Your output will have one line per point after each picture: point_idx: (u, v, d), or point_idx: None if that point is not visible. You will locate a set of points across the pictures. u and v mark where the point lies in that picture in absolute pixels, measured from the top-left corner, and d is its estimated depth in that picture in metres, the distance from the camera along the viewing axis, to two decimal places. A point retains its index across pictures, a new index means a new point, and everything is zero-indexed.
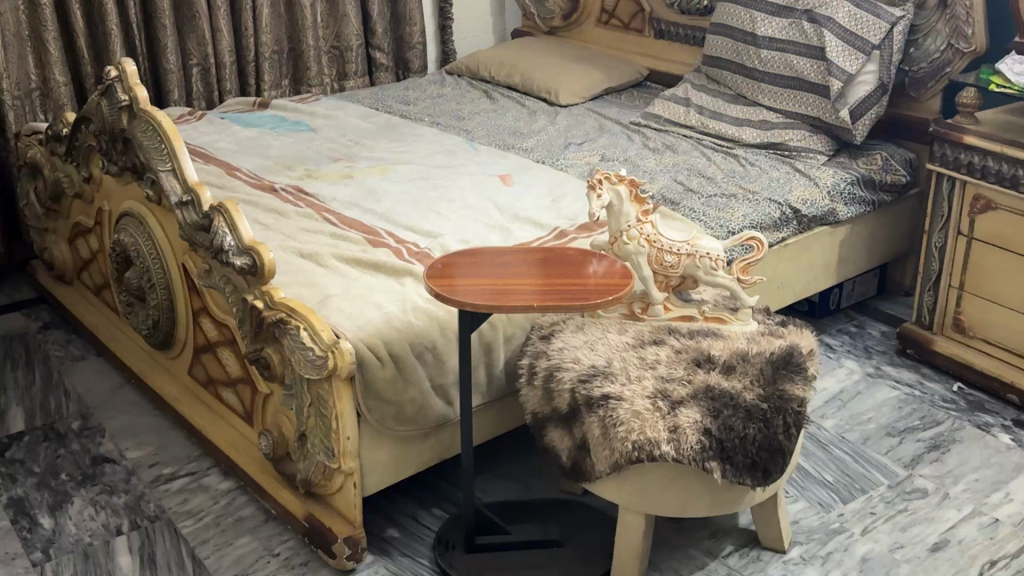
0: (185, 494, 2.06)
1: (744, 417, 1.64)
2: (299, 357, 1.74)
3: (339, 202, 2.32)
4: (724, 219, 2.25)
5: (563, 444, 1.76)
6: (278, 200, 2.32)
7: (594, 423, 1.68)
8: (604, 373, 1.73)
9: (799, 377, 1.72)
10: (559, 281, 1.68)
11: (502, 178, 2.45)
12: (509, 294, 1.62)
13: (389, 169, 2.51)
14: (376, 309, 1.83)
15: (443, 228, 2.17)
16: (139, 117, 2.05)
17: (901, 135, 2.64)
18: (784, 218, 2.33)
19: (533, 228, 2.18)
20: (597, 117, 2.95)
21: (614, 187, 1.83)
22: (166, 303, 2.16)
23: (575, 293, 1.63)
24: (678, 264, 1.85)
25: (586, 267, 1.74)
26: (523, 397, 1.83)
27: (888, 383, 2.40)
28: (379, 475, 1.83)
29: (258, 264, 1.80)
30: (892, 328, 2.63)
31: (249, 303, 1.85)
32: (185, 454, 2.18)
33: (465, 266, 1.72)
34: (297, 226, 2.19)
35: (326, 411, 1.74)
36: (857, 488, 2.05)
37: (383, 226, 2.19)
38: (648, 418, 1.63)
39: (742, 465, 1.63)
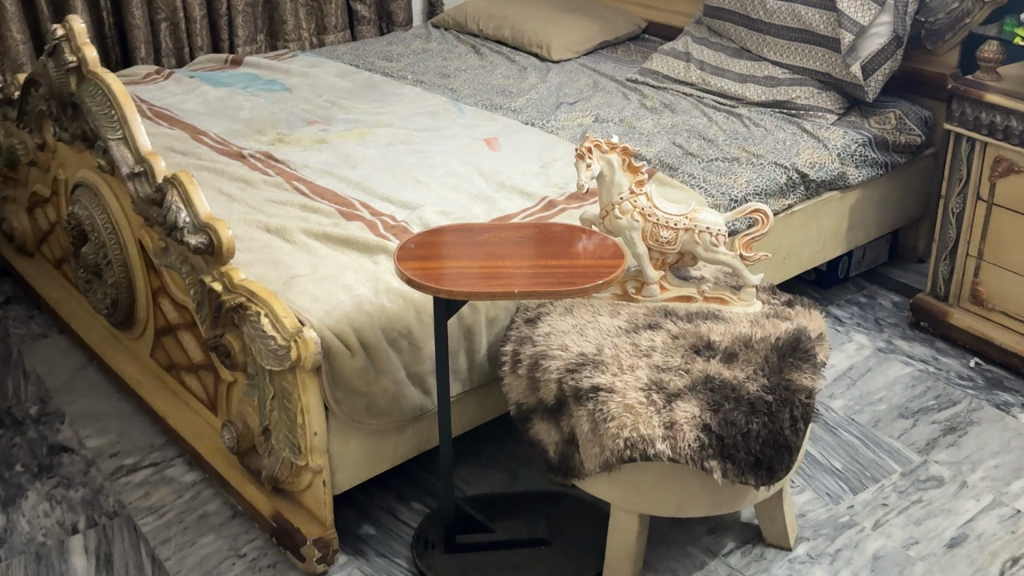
0: (147, 488, 1.92)
1: (746, 412, 1.49)
2: (260, 346, 1.59)
3: (311, 170, 2.15)
4: (726, 186, 2.09)
5: (550, 438, 1.61)
6: (245, 168, 2.16)
7: (584, 417, 1.53)
8: (594, 362, 1.58)
9: (808, 366, 1.56)
10: (550, 262, 1.52)
11: (488, 142, 2.28)
12: (497, 279, 1.46)
13: (366, 133, 2.34)
14: (346, 292, 1.68)
15: (422, 198, 2.01)
16: (89, 80, 1.89)
17: (915, 92, 2.46)
18: (791, 184, 2.17)
19: (519, 197, 2.01)
20: (591, 73, 2.77)
21: (606, 156, 1.68)
22: (124, 281, 2.01)
23: (566, 276, 1.47)
24: (676, 240, 1.69)
25: (577, 246, 1.58)
26: (506, 386, 1.68)
27: (901, 359, 2.24)
28: (351, 472, 1.68)
29: (216, 242, 1.67)
30: (905, 298, 2.47)
31: (207, 286, 1.71)
32: (149, 442, 2.04)
33: (448, 243, 1.56)
34: (265, 197, 2.03)
35: (291, 404, 1.59)
36: (868, 476, 1.90)
37: (357, 197, 2.02)
38: (641, 413, 1.49)
39: (745, 463, 1.48)
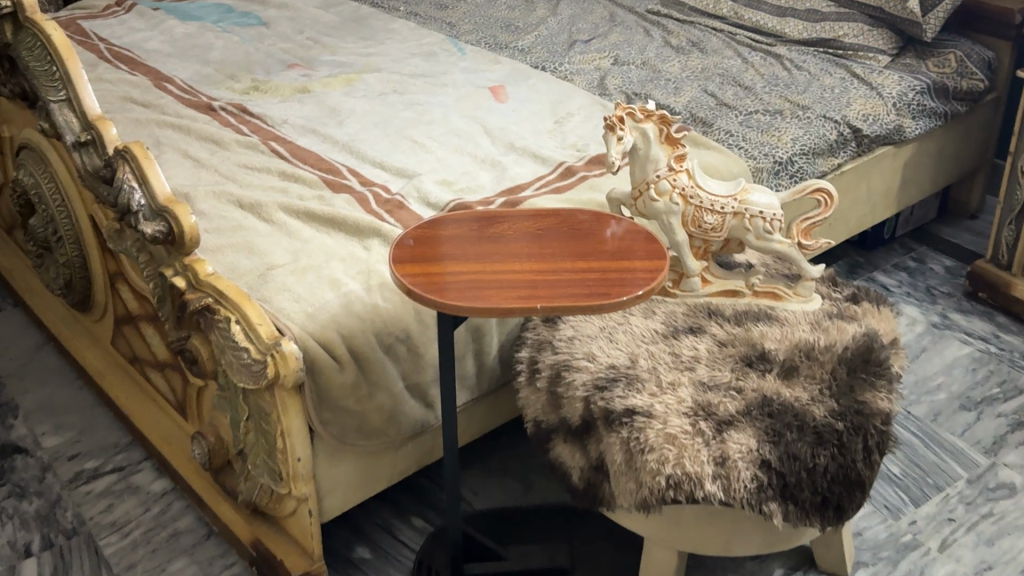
0: (110, 499, 1.69)
1: (812, 443, 1.25)
2: (231, 359, 1.34)
3: (292, 127, 1.87)
4: (769, 145, 1.83)
5: (574, 463, 1.37)
6: (215, 125, 1.88)
7: (616, 446, 1.29)
8: (627, 378, 1.33)
9: (883, 383, 1.32)
10: (574, 262, 1.25)
11: (493, 91, 2.00)
12: (510, 287, 1.20)
13: (355, 80, 2.06)
14: (332, 289, 1.42)
15: (419, 163, 1.74)
16: (25, 29, 1.60)
17: (977, 29, 2.16)
18: (841, 141, 1.90)
19: (531, 162, 1.74)
20: (606, 5, 2.48)
21: (639, 126, 1.40)
22: (78, 260, 1.75)
23: (594, 283, 1.21)
24: (722, 225, 1.42)
25: (609, 237, 1.31)
26: (521, 400, 1.43)
27: (958, 338, 2.00)
28: (342, 497, 1.45)
29: (176, 230, 1.41)
30: (958, 262, 2.22)
31: (168, 280, 1.45)
32: (113, 442, 1.80)
33: (450, 239, 1.29)
34: (239, 162, 1.75)
35: (269, 426, 1.34)
36: (929, 484, 1.68)
37: (345, 164, 1.75)
38: (686, 445, 1.25)
39: (810, 505, 1.25)
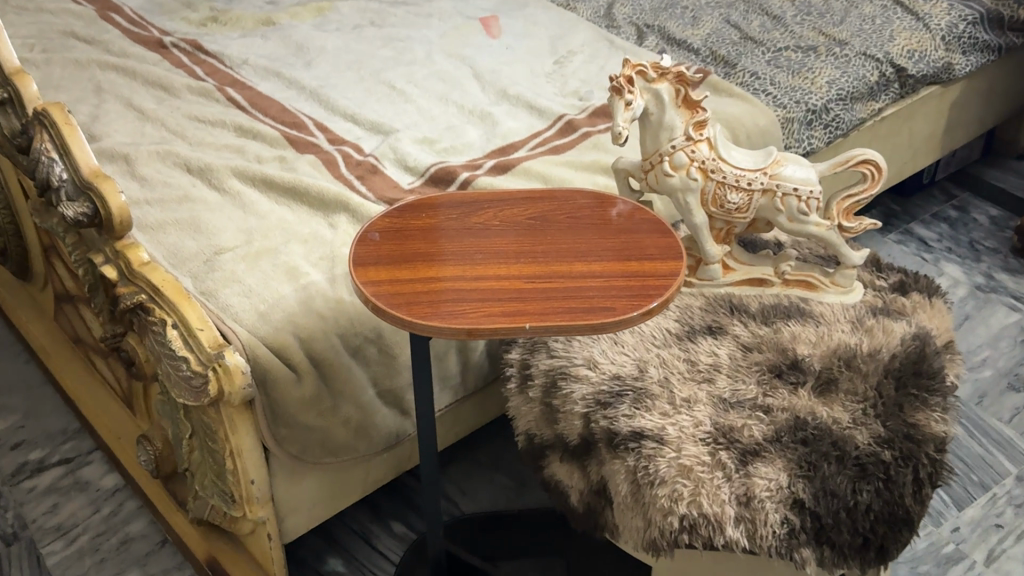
0: (56, 497, 1.51)
1: (854, 477, 1.05)
2: (169, 369, 1.14)
3: (253, 69, 1.64)
4: (801, 90, 1.59)
5: (573, 485, 1.18)
6: (165, 66, 1.65)
7: (621, 475, 1.09)
8: (636, 391, 1.13)
9: (937, 401, 1.12)
10: (573, 265, 1.04)
11: (485, 25, 1.77)
12: (495, 300, 0.99)
13: (328, 11, 1.83)
14: (290, 281, 1.22)
15: (397, 116, 1.52)
16: None
17: None
18: (883, 83, 1.66)
19: (526, 115, 1.53)
20: None
21: (652, 86, 1.17)
22: (11, 227, 1.54)
23: (596, 293, 1.00)
24: (748, 204, 1.21)
25: (616, 228, 1.10)
26: (511, 410, 1.23)
27: (1006, 303, 1.79)
28: (305, 515, 1.26)
29: (103, 212, 1.19)
30: (1005, 213, 2.00)
31: (98, 268, 1.24)
32: (61, 428, 1.62)
33: (424, 233, 1.08)
34: (189, 114, 1.53)
35: (216, 445, 1.15)
36: (974, 482, 1.49)
37: (311, 116, 1.53)
38: (704, 479, 1.05)
39: (848, 548, 1.06)
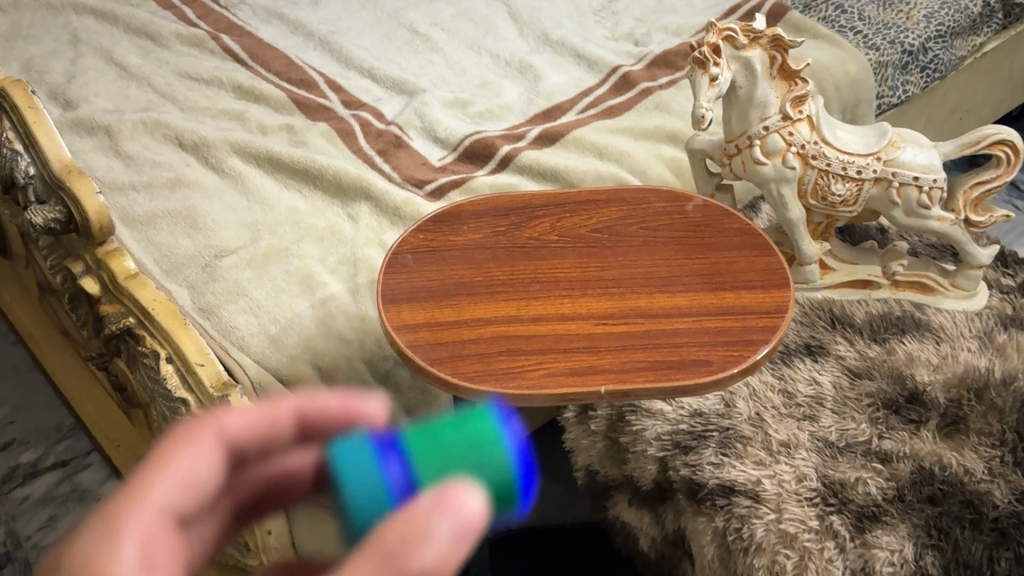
0: (51, 509, 1.34)
1: (993, 544, 0.85)
2: (165, 409, 0.96)
3: (253, 13, 1.43)
4: (896, 26, 1.35)
5: (647, 533, 1.00)
6: (151, 11, 1.42)
7: (706, 535, 0.91)
8: (723, 431, 0.94)
9: None
10: (652, 299, 0.84)
11: None
12: (559, 350, 0.80)
13: None
14: (306, 292, 1.02)
15: (425, 70, 1.32)
16: None
17: None
18: (987, 15, 1.42)
19: (573, 67, 1.32)
20: None
21: (741, 54, 0.95)
22: None
23: (683, 340, 0.80)
24: (856, 196, 1.00)
25: (700, 241, 0.89)
26: (569, 442, 1.05)
27: None
28: None
29: (77, 216, 0.99)
30: None
31: (78, 279, 1.04)
32: (55, 425, 1.44)
33: (464, 254, 0.88)
34: (181, 71, 1.31)
35: None
36: None
37: (322, 71, 1.31)
38: (811, 551, 0.85)
39: None
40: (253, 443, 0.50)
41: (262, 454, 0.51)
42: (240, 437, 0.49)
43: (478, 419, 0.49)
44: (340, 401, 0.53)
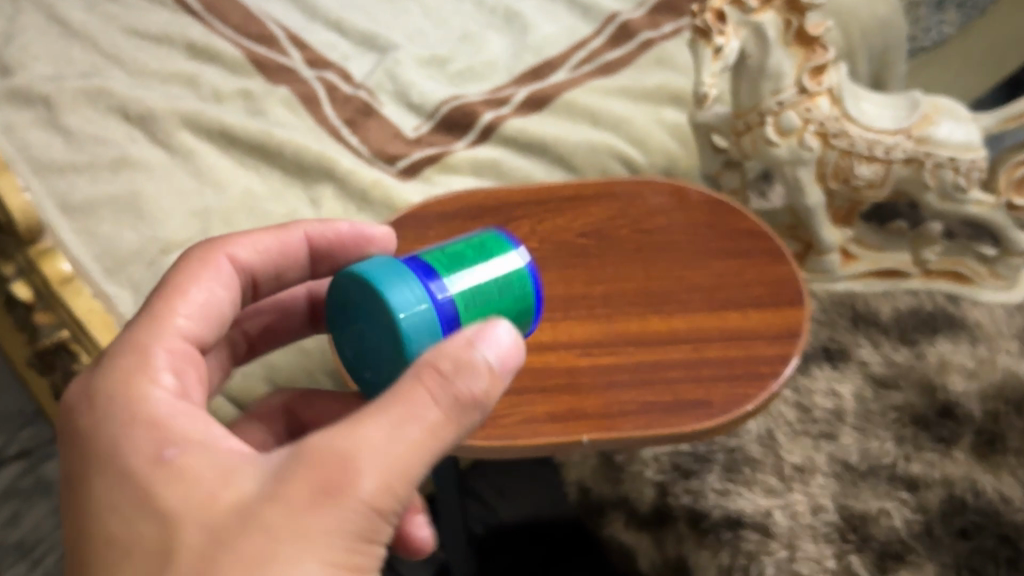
0: (14, 506, 1.25)
1: None
2: None
3: None
4: None
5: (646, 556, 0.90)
6: None
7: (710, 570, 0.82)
8: (728, 452, 0.84)
9: None
10: (644, 322, 0.72)
11: None
12: (535, 391, 0.69)
13: None
14: None
15: (401, 22, 1.19)
16: None
17: None
18: None
19: (566, 15, 1.19)
20: None
21: (751, 19, 0.80)
22: None
23: (679, 373, 0.69)
24: (883, 178, 0.87)
25: (702, 248, 0.77)
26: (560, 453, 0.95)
27: None
28: None
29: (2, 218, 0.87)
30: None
31: (10, 283, 0.93)
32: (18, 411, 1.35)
33: None
34: (130, 28, 1.18)
35: None
36: None
37: (285, 24, 1.18)
38: None
39: None
40: (268, 268, 0.61)
41: (277, 284, 0.63)
42: (253, 262, 0.60)
43: (489, 241, 0.55)
44: (353, 227, 0.63)
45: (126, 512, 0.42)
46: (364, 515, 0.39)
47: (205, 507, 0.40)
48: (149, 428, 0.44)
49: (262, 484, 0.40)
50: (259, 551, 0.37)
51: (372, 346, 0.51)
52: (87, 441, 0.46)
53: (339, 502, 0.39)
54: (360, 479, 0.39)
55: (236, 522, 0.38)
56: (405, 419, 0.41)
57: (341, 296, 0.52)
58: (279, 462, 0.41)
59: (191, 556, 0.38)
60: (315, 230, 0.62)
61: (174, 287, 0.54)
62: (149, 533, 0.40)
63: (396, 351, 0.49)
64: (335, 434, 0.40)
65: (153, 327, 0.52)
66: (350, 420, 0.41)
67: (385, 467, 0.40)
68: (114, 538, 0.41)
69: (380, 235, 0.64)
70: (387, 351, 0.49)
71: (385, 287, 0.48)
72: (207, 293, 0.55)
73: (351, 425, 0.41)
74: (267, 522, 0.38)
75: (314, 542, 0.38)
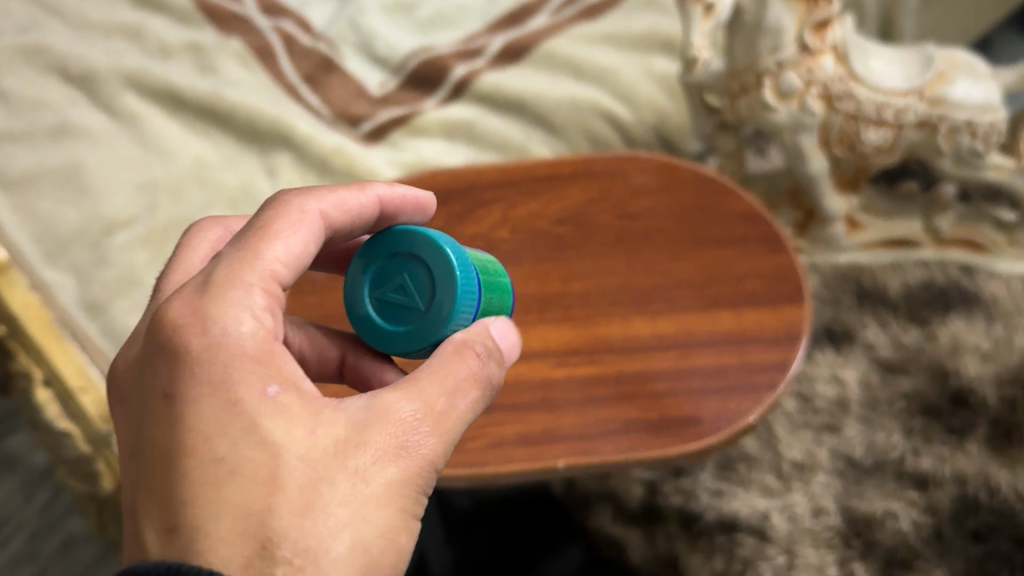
0: None
1: None
2: (51, 437, 0.80)
3: None
4: None
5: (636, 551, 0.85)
6: None
7: None
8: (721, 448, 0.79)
9: None
10: (627, 324, 0.65)
11: None
12: (507, 407, 0.62)
13: None
14: None
15: None
16: None
17: None
18: None
19: None
20: None
21: None
22: None
23: (666, 386, 0.62)
24: (893, 142, 0.79)
25: (692, 235, 0.69)
26: None
27: None
28: None
29: None
30: None
31: None
32: None
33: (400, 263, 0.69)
34: None
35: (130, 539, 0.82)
36: None
37: None
38: None
39: None
40: (342, 230, 0.47)
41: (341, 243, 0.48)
42: (338, 223, 0.46)
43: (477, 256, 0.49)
44: (415, 194, 0.50)
45: (208, 422, 0.36)
46: (428, 478, 0.37)
47: (308, 448, 0.35)
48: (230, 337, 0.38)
49: (349, 431, 0.36)
50: (348, 496, 0.35)
51: (400, 312, 0.44)
52: (160, 337, 0.39)
53: (414, 461, 0.36)
54: (435, 433, 0.37)
55: (331, 461, 0.35)
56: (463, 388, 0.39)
57: (358, 270, 0.45)
58: (353, 406, 0.37)
59: (291, 483, 0.35)
60: (385, 188, 0.49)
61: (266, 225, 0.43)
62: (238, 449, 0.35)
63: (444, 315, 0.42)
64: (402, 392, 0.38)
65: (257, 257, 0.41)
66: (414, 378, 0.38)
67: (448, 436, 0.38)
68: (197, 446, 0.36)
69: (428, 196, 0.52)
70: (421, 317, 0.43)
71: (444, 245, 0.43)
72: (301, 230, 0.43)
73: (417, 384, 0.38)
74: (356, 469, 0.35)
75: (397, 495, 0.36)
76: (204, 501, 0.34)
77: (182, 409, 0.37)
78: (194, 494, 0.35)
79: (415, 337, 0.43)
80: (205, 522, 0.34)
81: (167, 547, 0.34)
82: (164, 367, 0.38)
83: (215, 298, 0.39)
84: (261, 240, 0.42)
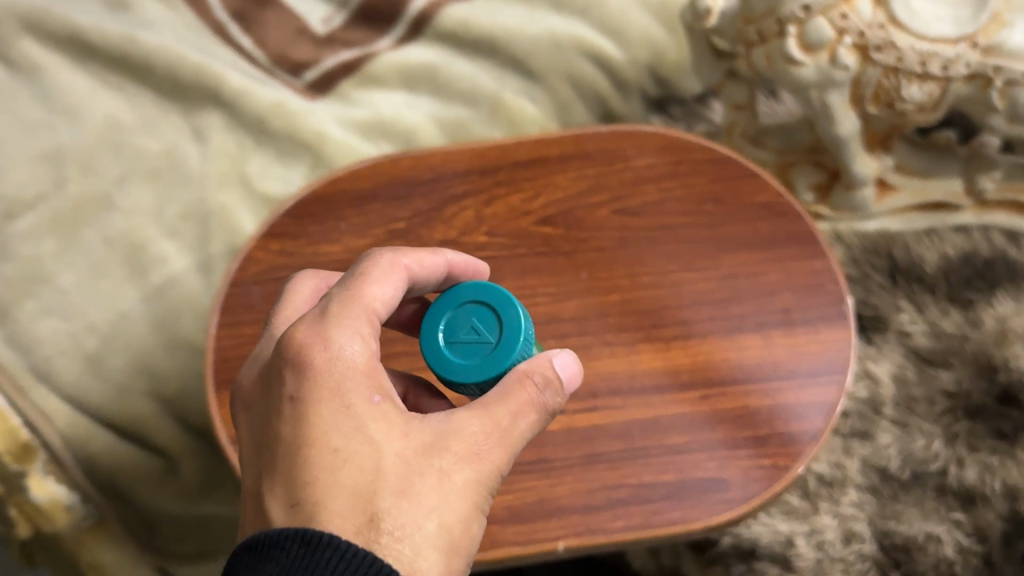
0: None
1: None
2: None
3: None
4: None
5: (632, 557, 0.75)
6: None
7: None
8: None
9: None
10: (634, 356, 0.54)
11: None
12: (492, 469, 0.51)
13: None
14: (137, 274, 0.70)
15: None
16: None
17: None
18: None
19: None
20: None
21: None
22: None
23: (684, 438, 0.51)
24: (937, 98, 0.65)
25: (707, 233, 0.58)
26: None
27: None
28: None
29: None
30: None
31: None
32: None
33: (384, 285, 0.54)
34: None
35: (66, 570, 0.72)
36: None
37: None
38: None
39: None
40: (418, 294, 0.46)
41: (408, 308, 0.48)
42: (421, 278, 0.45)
43: None
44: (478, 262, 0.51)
45: (322, 423, 0.36)
46: (491, 491, 0.37)
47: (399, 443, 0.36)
48: (346, 354, 0.37)
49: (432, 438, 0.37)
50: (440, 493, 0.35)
51: (467, 349, 0.44)
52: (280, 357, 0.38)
53: (486, 469, 0.37)
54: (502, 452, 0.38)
55: (418, 455, 0.36)
56: (525, 410, 0.39)
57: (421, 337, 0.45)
58: (432, 421, 0.37)
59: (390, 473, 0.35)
60: (455, 257, 0.48)
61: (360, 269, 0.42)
62: (345, 441, 0.35)
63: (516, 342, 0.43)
64: (470, 414, 0.38)
65: (360, 294, 0.41)
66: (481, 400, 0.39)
67: (509, 454, 0.38)
68: (314, 437, 0.35)
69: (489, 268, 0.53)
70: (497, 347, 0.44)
71: (519, 302, 0.45)
72: (397, 277, 0.42)
73: (484, 403, 0.38)
74: (444, 466, 0.36)
75: (474, 492, 0.36)
76: (317, 487, 0.34)
77: (300, 413, 0.36)
78: (311, 476, 0.35)
79: (495, 363, 0.43)
80: (323, 499, 0.34)
81: (289, 520, 0.34)
82: (275, 383, 0.38)
83: (330, 320, 0.39)
84: (361, 279, 0.42)
